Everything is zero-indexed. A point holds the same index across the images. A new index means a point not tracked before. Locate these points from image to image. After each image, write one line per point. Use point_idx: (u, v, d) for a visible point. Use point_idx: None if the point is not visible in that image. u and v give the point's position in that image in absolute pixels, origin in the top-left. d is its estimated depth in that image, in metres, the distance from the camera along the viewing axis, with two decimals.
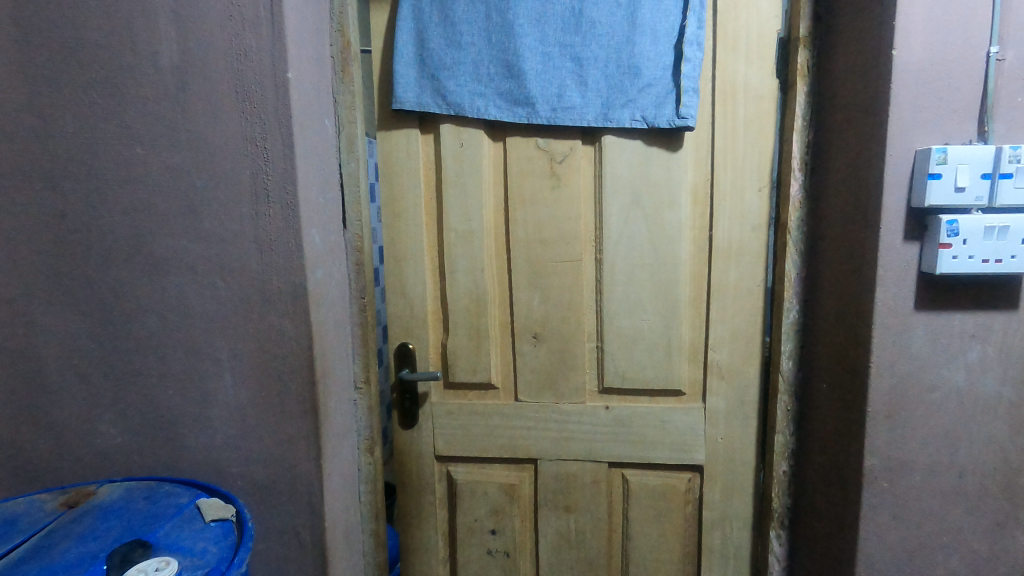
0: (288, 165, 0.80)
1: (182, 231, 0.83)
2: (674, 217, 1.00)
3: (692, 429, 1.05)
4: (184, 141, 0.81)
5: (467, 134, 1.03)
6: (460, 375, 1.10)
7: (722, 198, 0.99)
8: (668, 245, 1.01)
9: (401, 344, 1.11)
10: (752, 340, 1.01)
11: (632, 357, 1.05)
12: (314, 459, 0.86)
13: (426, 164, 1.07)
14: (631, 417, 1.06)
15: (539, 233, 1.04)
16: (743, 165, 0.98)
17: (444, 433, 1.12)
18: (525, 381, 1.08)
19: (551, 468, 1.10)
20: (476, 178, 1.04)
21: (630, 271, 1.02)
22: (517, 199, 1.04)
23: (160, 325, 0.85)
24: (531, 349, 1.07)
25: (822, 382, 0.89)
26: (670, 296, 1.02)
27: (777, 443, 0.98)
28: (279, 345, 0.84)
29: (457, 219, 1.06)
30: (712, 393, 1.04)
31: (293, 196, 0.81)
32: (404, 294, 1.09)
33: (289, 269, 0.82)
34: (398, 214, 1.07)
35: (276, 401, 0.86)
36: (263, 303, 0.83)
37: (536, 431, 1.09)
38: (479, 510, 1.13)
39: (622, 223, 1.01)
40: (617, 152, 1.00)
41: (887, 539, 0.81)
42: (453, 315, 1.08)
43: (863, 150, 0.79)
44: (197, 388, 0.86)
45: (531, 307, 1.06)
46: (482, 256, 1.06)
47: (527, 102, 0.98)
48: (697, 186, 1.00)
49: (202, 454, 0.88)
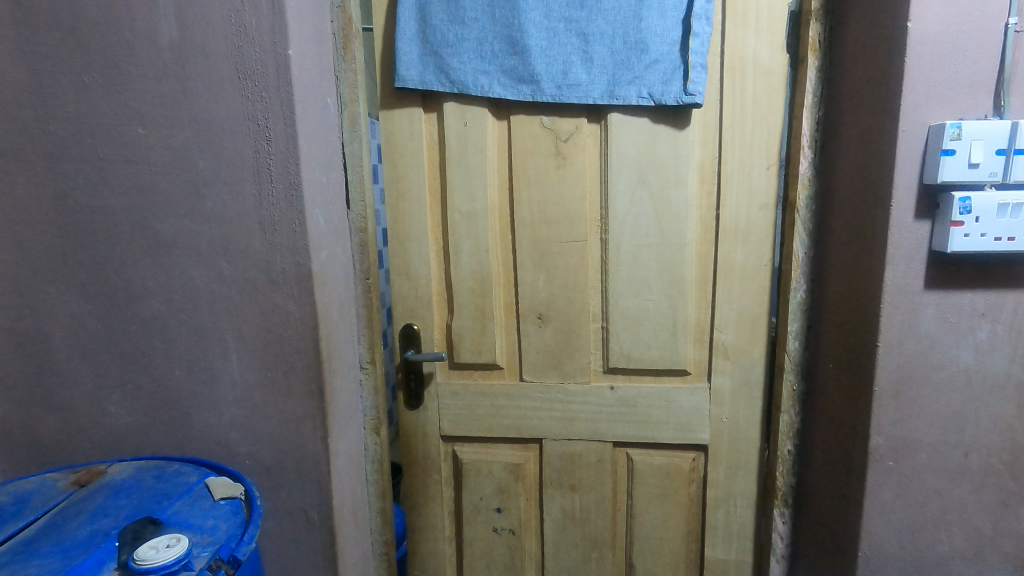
0: (291, 144, 0.80)
1: (186, 212, 0.82)
2: (680, 196, 0.99)
3: (697, 409, 1.05)
4: (186, 120, 0.80)
5: (470, 112, 1.02)
6: (465, 355, 1.11)
7: (729, 176, 0.97)
8: (674, 224, 1.00)
9: (405, 325, 1.12)
10: (758, 320, 1.00)
11: (637, 338, 1.04)
12: (321, 438, 0.87)
13: (428, 143, 1.06)
14: (636, 397, 1.06)
15: (544, 214, 1.03)
16: (752, 142, 0.95)
17: (448, 413, 1.14)
18: (529, 361, 1.09)
19: (556, 448, 1.11)
20: (480, 158, 1.04)
21: (636, 251, 1.01)
22: (522, 179, 1.03)
23: (165, 307, 0.85)
24: (536, 330, 1.08)
25: (829, 362, 0.89)
26: (676, 276, 1.01)
27: (782, 424, 0.98)
28: (284, 326, 0.84)
29: (461, 198, 1.05)
30: (717, 373, 1.03)
31: (296, 176, 0.80)
32: (409, 275, 1.10)
33: (293, 249, 0.82)
34: (401, 194, 1.07)
35: (283, 382, 0.86)
36: (269, 284, 0.83)
37: (541, 410, 1.10)
38: (484, 488, 1.15)
39: (627, 202, 1.00)
40: (622, 130, 0.98)
41: (891, 517, 0.81)
42: (457, 295, 1.09)
43: (874, 126, 0.77)
44: (204, 368, 0.87)
45: (536, 288, 1.06)
46: (486, 236, 1.06)
47: (531, 80, 0.96)
48: (704, 164, 0.98)
49: (209, 434, 0.88)
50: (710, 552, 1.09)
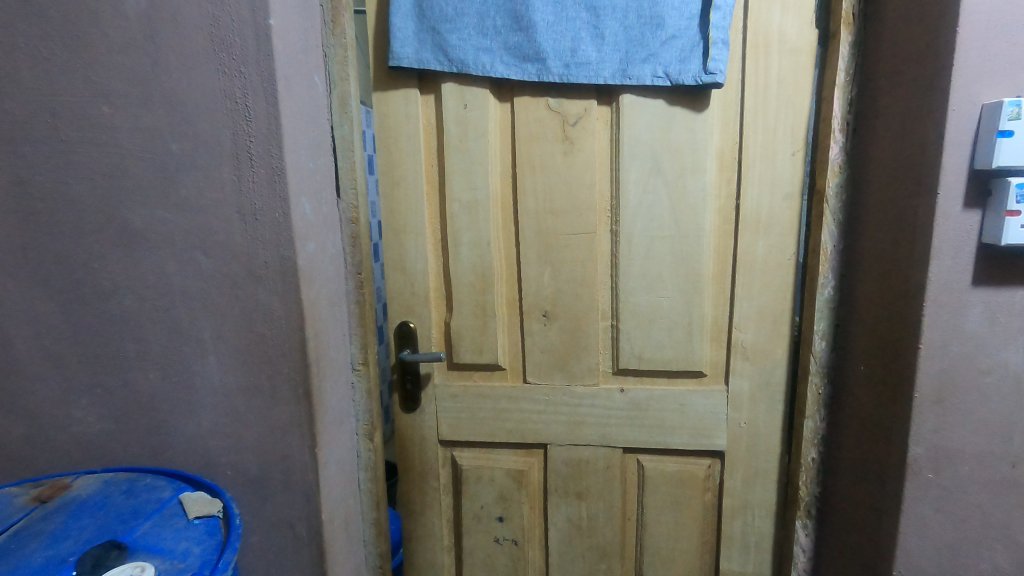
0: (273, 125, 0.72)
1: (159, 200, 0.75)
2: (698, 184, 0.91)
3: (713, 413, 0.98)
4: (157, 98, 0.72)
5: (470, 94, 0.95)
6: (465, 356, 1.04)
7: (751, 162, 0.89)
8: (690, 215, 0.92)
9: (400, 323, 1.05)
10: (780, 318, 0.93)
11: (649, 337, 0.97)
12: (308, 447, 0.80)
13: (425, 127, 0.99)
14: (648, 400, 0.99)
15: (549, 203, 0.96)
16: (776, 126, 0.87)
17: (447, 416, 1.07)
18: (533, 362, 1.02)
19: (562, 454, 1.04)
20: (481, 144, 0.97)
21: (649, 244, 0.94)
22: (526, 166, 0.96)
23: (137, 304, 0.78)
24: (541, 328, 1.01)
25: (859, 364, 0.82)
26: (692, 271, 0.94)
27: (806, 430, 0.91)
28: (267, 326, 0.77)
29: (460, 187, 0.98)
30: (735, 375, 0.96)
31: (278, 160, 0.73)
32: (404, 270, 1.03)
33: (277, 242, 0.75)
34: (396, 183, 1.00)
35: (267, 387, 0.79)
36: (250, 279, 0.76)
37: (546, 414, 1.04)
38: (486, 496, 1.08)
39: (640, 191, 0.93)
40: (635, 112, 0.91)
41: (929, 533, 0.75)
42: (456, 292, 1.02)
43: (918, 105, 0.70)
44: (181, 372, 0.79)
45: (541, 283, 0.99)
46: (487, 227, 0.99)
47: (537, 58, 0.89)
48: (724, 150, 0.90)
49: (188, 442, 0.81)
50: (725, 564, 1.02)
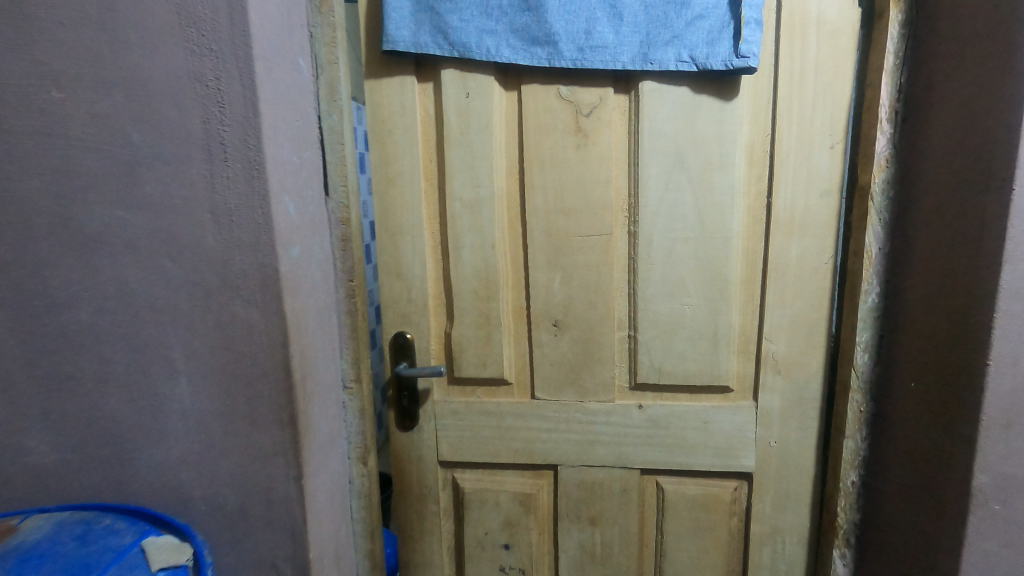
0: (250, 113, 0.63)
1: (119, 199, 0.65)
2: (726, 181, 0.83)
3: (740, 432, 0.89)
4: (115, 81, 0.63)
5: (473, 82, 0.87)
6: (467, 369, 0.96)
7: (784, 157, 0.81)
8: (717, 215, 0.84)
9: (396, 334, 0.96)
10: (816, 328, 0.84)
11: (670, 349, 0.89)
12: (294, 479, 0.71)
13: (423, 119, 0.90)
14: (669, 417, 0.91)
15: (561, 202, 0.87)
16: (812, 116, 0.79)
17: (447, 435, 0.99)
18: (542, 375, 0.94)
19: (574, 476, 0.96)
20: (484, 137, 0.88)
21: (670, 247, 0.86)
22: (535, 161, 0.87)
23: (96, 317, 0.68)
24: (551, 339, 0.92)
25: (910, 380, 0.74)
26: (719, 277, 0.85)
27: (845, 451, 0.83)
28: (245, 342, 0.68)
29: (462, 185, 0.90)
30: (765, 390, 0.87)
31: (257, 153, 0.63)
32: (401, 276, 0.95)
33: (256, 246, 0.65)
34: (391, 180, 0.92)
35: (246, 411, 0.69)
36: (226, 289, 0.66)
37: (556, 432, 0.95)
38: (490, 522, 1.00)
39: (661, 188, 0.84)
40: (656, 102, 0.82)
41: (993, 571, 0.67)
42: (458, 299, 0.94)
43: (988, 89, 0.62)
44: (147, 394, 0.69)
45: (551, 290, 0.90)
46: (492, 229, 0.90)
47: (547, 41, 0.80)
48: (754, 143, 0.82)
49: (156, 475, 0.71)
50: None
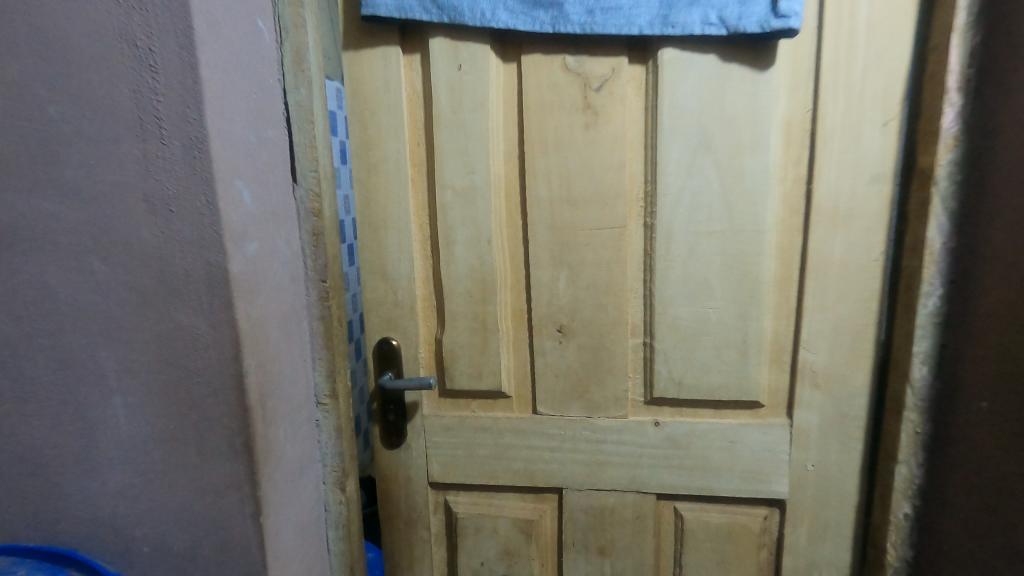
0: (189, 80, 0.51)
1: (33, 184, 0.54)
2: (758, 165, 0.71)
3: (771, 454, 0.78)
4: (25, 40, 0.51)
5: (466, 52, 0.75)
6: (460, 381, 0.85)
7: (827, 137, 0.69)
8: (748, 205, 0.72)
9: (380, 340, 0.86)
10: (862, 335, 0.73)
11: (692, 359, 0.78)
12: (252, 517, 0.60)
13: (410, 97, 0.79)
14: (690, 437, 0.80)
15: (567, 190, 0.76)
16: (862, 88, 0.67)
17: (438, 454, 0.88)
18: (545, 388, 0.83)
19: (581, 501, 0.85)
20: (479, 116, 0.77)
21: (693, 242, 0.74)
22: (537, 143, 0.76)
23: (12, 326, 0.56)
24: (555, 347, 0.81)
25: (982, 399, 0.62)
26: (749, 276, 0.74)
27: (897, 479, 0.71)
28: (191, 356, 0.57)
29: (454, 171, 0.79)
30: (801, 406, 0.76)
31: (199, 130, 0.52)
32: (385, 275, 0.84)
33: (200, 242, 0.54)
34: (374, 166, 0.81)
35: (194, 437, 0.58)
36: (166, 293, 0.55)
37: (561, 452, 0.84)
38: (486, 551, 0.90)
39: (683, 174, 0.73)
40: (678, 73, 0.71)
41: None
42: (450, 302, 0.83)
43: None
44: (75, 418, 0.58)
45: (555, 291, 0.79)
46: (488, 222, 0.79)
47: (551, 3, 0.69)
48: (793, 121, 0.70)
49: (89, 511, 0.60)
50: None
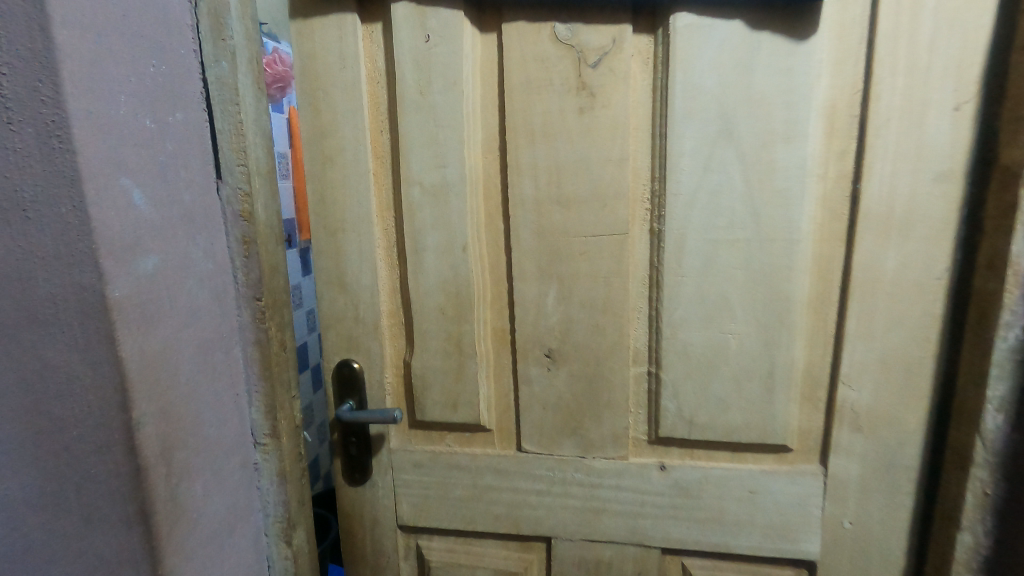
0: (41, 46, 0.38)
1: None
2: (793, 160, 0.57)
3: (801, 507, 0.65)
4: None
5: (436, 20, 0.62)
6: (432, 411, 0.72)
7: (882, 125, 0.55)
8: (779, 208, 0.59)
9: (340, 363, 0.73)
10: (917, 370, 0.59)
11: (707, 393, 0.64)
12: None
13: (370, 76, 0.66)
14: (702, 484, 0.67)
15: (557, 189, 0.63)
16: (929, 62, 0.53)
17: (408, 494, 0.76)
18: (531, 422, 0.70)
19: (573, 553, 0.73)
20: (451, 98, 0.63)
21: (709, 253, 0.61)
22: (521, 132, 0.62)
23: None
24: (542, 375, 0.68)
25: None
26: (779, 296, 0.60)
27: (958, 549, 0.58)
28: (66, 404, 0.44)
29: (422, 165, 0.66)
30: (840, 452, 0.63)
31: (61, 114, 0.39)
32: (344, 287, 0.71)
33: (67, 260, 0.41)
34: (329, 158, 0.68)
35: (75, 504, 0.46)
36: (30, 325, 0.43)
37: (549, 497, 0.71)
38: None
39: (699, 169, 0.59)
40: (694, 44, 0.57)
41: None
42: (419, 319, 0.70)
43: None
44: None
45: (543, 310, 0.66)
46: (463, 226, 0.66)
47: None
48: (838, 105, 0.56)
49: None
50: None
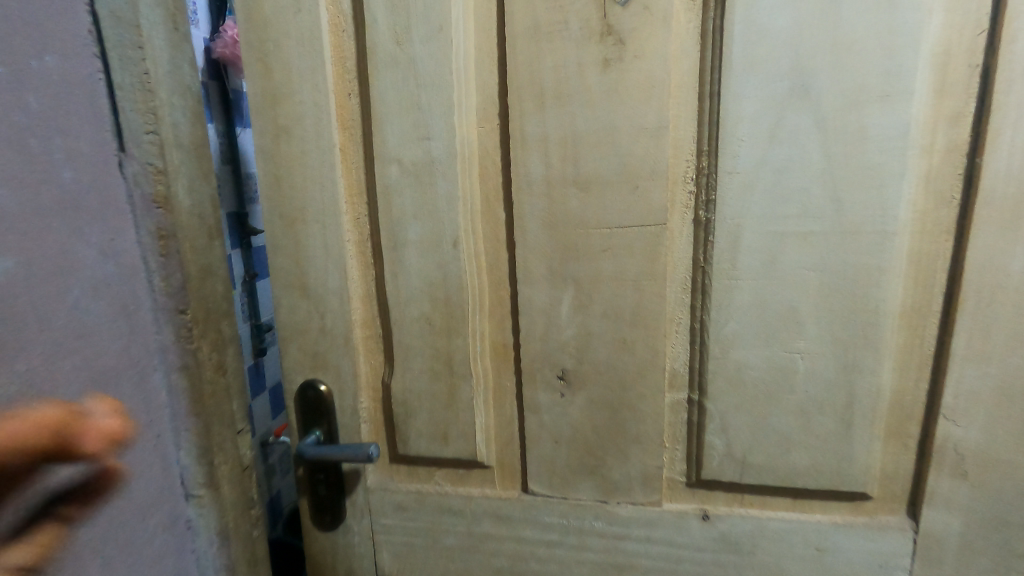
0: None
1: None
2: (890, 127, 0.43)
3: (881, 569, 0.52)
4: None
5: None
6: (417, 444, 0.58)
7: (1014, 78, 0.41)
8: (868, 191, 0.44)
9: (305, 384, 0.59)
10: None
11: (765, 427, 0.50)
12: None
13: (332, 23, 0.51)
14: (756, 539, 0.53)
15: (573, 167, 0.48)
16: None
17: (389, 542, 0.62)
18: (539, 459, 0.56)
19: None
20: (435, 50, 0.49)
21: (774, 250, 0.47)
22: (526, 93, 0.48)
23: None
24: (553, 402, 0.54)
25: None
26: (864, 305, 0.46)
27: None
28: None
29: (400, 137, 0.51)
30: (936, 504, 0.49)
31: None
32: (306, 292, 0.57)
33: None
34: (283, 129, 0.53)
35: None
36: None
37: (562, 550, 0.58)
38: None
39: (762, 141, 0.45)
40: None
41: None
42: (400, 332, 0.56)
43: None
44: None
45: (554, 321, 0.52)
46: (452, 215, 0.52)
47: None
48: (952, 52, 0.42)
49: None
50: None
